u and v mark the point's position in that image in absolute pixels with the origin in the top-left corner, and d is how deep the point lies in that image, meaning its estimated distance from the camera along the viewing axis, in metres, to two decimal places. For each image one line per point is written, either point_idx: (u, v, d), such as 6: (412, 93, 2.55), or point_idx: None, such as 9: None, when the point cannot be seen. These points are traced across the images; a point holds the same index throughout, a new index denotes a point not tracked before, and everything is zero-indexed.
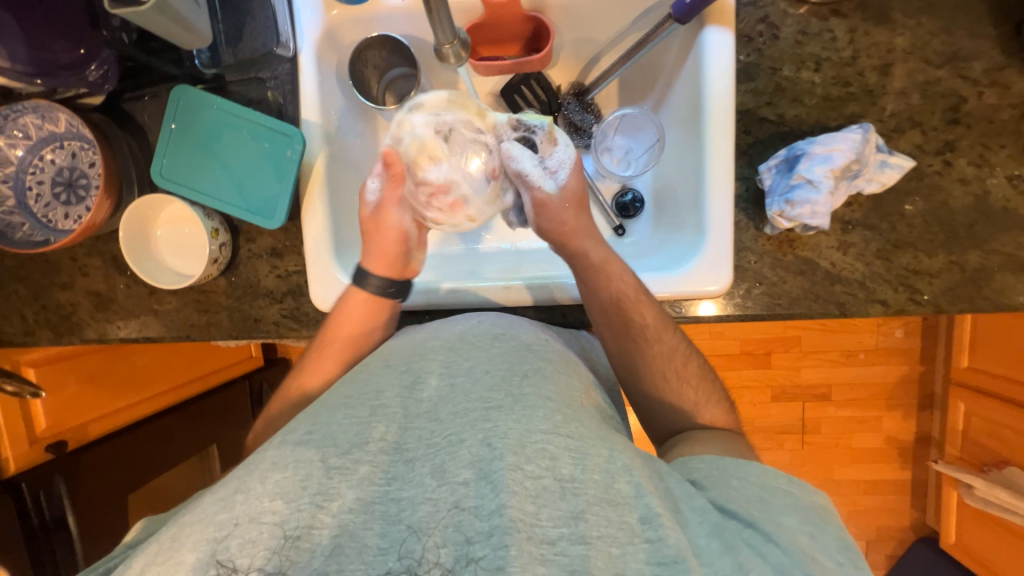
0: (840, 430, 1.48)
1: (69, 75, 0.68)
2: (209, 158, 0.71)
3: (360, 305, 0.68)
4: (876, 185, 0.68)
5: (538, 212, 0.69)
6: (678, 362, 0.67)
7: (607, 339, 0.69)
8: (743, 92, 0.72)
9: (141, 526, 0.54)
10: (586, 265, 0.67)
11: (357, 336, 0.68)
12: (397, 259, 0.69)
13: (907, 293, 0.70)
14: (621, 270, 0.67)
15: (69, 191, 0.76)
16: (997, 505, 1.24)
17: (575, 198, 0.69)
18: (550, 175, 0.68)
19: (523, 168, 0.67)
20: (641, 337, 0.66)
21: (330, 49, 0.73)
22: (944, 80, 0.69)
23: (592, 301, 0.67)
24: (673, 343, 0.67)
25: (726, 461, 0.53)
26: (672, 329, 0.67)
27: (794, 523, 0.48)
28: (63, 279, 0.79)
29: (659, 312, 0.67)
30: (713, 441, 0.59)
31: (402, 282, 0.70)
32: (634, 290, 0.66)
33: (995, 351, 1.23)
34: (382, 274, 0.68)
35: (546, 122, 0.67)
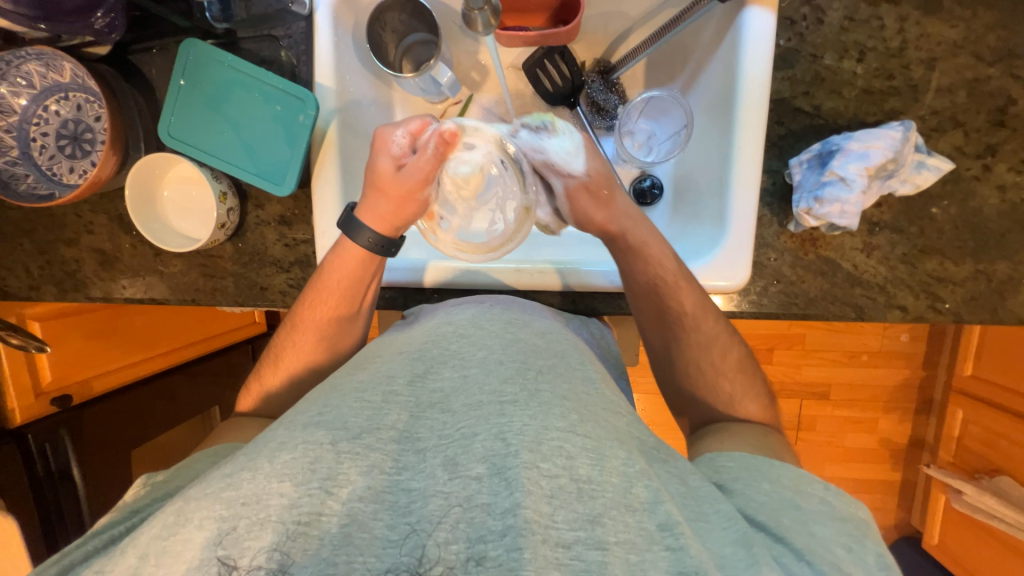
0: (836, 429, 1.49)
1: (74, 21, 0.64)
2: (218, 118, 0.69)
3: (347, 262, 0.66)
4: (910, 186, 0.65)
5: (571, 204, 0.67)
6: (717, 353, 0.66)
7: (647, 326, 0.68)
8: (779, 80, 0.68)
9: (144, 489, 0.55)
10: (624, 248, 0.65)
11: (347, 290, 0.66)
12: (397, 220, 0.66)
13: (928, 300, 0.68)
14: (661, 251, 0.65)
15: (74, 144, 0.73)
16: (985, 512, 1.26)
17: (604, 179, 0.66)
18: (576, 154, 0.65)
19: (549, 157, 0.66)
20: (682, 324, 0.66)
21: (348, 9, 0.70)
22: (994, 79, 0.66)
23: (631, 285, 0.66)
24: (714, 331, 0.66)
25: (755, 461, 0.54)
26: (713, 315, 0.66)
27: (830, 534, 0.48)
28: (68, 235, 0.78)
29: (700, 298, 0.65)
30: (745, 436, 0.59)
31: (393, 236, 0.67)
32: (672, 274, 0.64)
33: (1001, 362, 1.22)
34: (378, 229, 0.65)
35: (548, 119, 0.66)
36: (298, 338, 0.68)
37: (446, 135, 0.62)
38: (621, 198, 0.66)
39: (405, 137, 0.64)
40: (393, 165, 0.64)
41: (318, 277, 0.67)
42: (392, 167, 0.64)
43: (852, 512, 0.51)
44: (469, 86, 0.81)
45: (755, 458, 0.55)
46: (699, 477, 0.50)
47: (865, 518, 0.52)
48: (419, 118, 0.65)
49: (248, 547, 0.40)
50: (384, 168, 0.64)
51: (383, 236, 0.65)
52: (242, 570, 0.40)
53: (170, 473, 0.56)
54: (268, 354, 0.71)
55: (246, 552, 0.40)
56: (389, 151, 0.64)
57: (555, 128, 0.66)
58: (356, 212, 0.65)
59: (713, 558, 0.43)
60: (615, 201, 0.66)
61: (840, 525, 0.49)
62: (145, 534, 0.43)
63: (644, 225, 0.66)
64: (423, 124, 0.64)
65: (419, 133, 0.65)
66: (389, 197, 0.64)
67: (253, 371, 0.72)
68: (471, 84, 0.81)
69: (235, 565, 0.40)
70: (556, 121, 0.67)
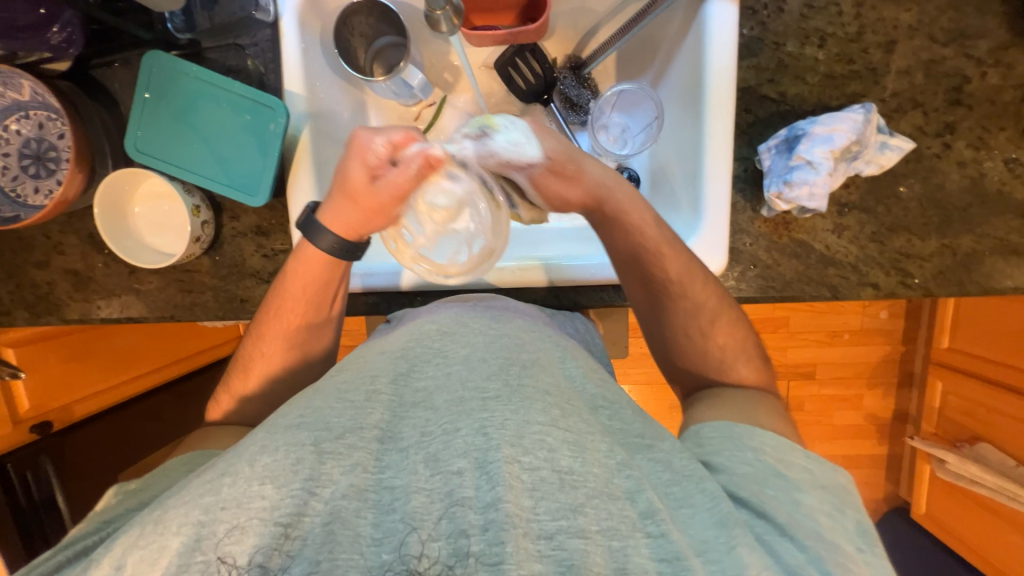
0: (822, 407, 1.53)
1: (30, 38, 0.65)
2: (187, 130, 0.68)
3: (311, 263, 0.65)
4: (874, 167, 0.67)
5: (538, 188, 0.64)
6: (706, 318, 0.67)
7: (636, 296, 0.69)
8: (745, 68, 0.70)
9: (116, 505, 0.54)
10: (604, 216, 0.65)
11: (313, 293, 0.66)
12: (364, 229, 0.63)
13: (899, 277, 0.70)
14: (641, 214, 0.64)
15: (37, 164, 0.72)
16: (966, 478, 1.30)
17: (566, 156, 0.63)
18: (526, 141, 0.62)
19: (501, 157, 0.61)
20: (668, 290, 0.66)
21: (313, 14, 0.69)
22: (949, 59, 0.68)
23: (614, 252, 0.66)
24: (702, 299, 0.66)
25: (737, 430, 0.55)
26: (701, 278, 0.65)
27: (807, 503, 0.49)
28: (37, 257, 0.76)
29: (686, 263, 0.64)
30: (735, 405, 0.60)
31: (359, 240, 0.65)
32: (655, 240, 0.64)
33: (975, 332, 1.26)
34: (342, 234, 0.63)
35: (480, 118, 0.61)
36: (263, 338, 0.68)
37: (432, 157, 0.58)
38: (588, 167, 0.64)
39: (386, 147, 0.60)
40: (367, 175, 0.60)
41: (281, 281, 0.66)
42: (367, 177, 0.60)
43: (835, 484, 0.52)
44: (443, 88, 0.81)
45: (736, 426, 0.55)
46: (685, 457, 0.51)
47: (845, 485, 0.53)
48: (403, 128, 0.60)
49: (234, 551, 0.40)
50: (358, 177, 0.60)
51: (347, 242, 0.63)
52: (240, 567, 0.40)
53: (144, 480, 0.56)
54: (235, 362, 0.70)
55: (232, 553, 0.40)
56: (366, 158, 0.60)
57: (494, 129, 0.61)
58: (318, 214, 0.63)
59: (692, 547, 0.44)
60: (584, 173, 0.64)
61: (818, 494, 0.51)
62: (120, 545, 0.42)
63: (620, 186, 0.65)
64: (407, 133, 0.60)
65: (402, 145, 0.60)
66: (359, 206, 0.61)
67: (221, 382, 0.70)
68: (444, 85, 0.81)
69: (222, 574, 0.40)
70: (490, 118, 0.62)
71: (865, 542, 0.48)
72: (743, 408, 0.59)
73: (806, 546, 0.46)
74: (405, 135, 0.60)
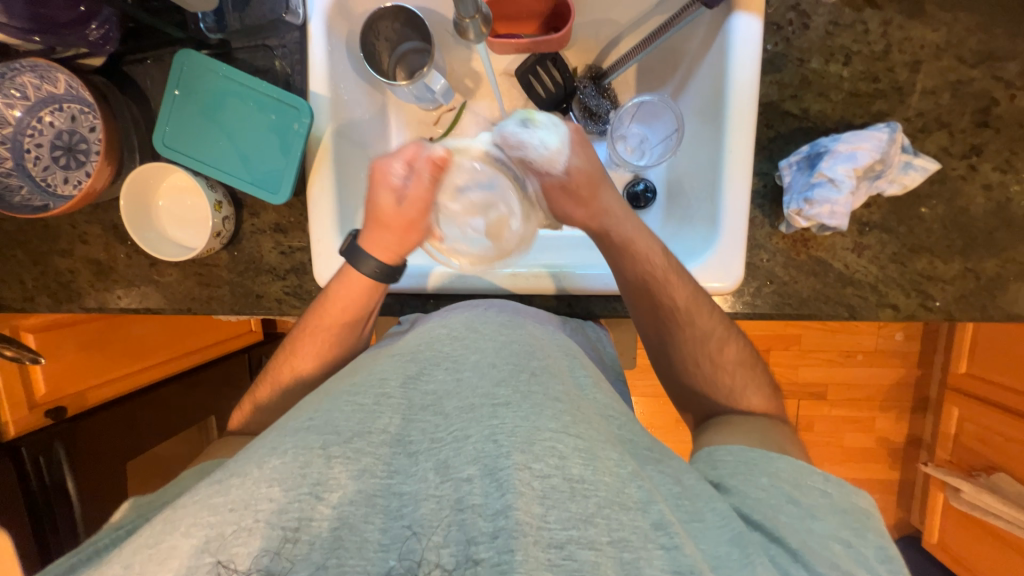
0: (833, 429, 1.50)
1: (68, 34, 0.65)
2: (213, 128, 0.69)
3: (351, 283, 0.66)
4: (897, 187, 0.66)
5: (550, 200, 0.67)
6: (713, 346, 0.66)
7: (641, 319, 0.68)
8: (767, 84, 0.69)
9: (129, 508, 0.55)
10: (612, 244, 0.66)
11: (351, 313, 0.67)
12: (402, 250, 0.67)
13: (919, 299, 0.69)
14: (648, 245, 0.65)
15: (68, 155, 0.74)
16: (983, 509, 1.26)
17: (587, 179, 0.64)
18: (561, 150, 0.63)
19: (528, 153, 0.63)
20: (676, 319, 0.66)
21: (341, 19, 0.70)
22: (977, 80, 0.67)
23: (620, 280, 0.66)
24: (709, 326, 0.65)
25: (753, 456, 0.54)
26: (708, 308, 0.65)
27: (816, 531, 0.48)
28: (62, 245, 0.78)
29: (693, 292, 0.64)
30: (747, 431, 0.59)
31: (399, 265, 0.67)
32: (662, 269, 0.64)
33: (996, 359, 1.23)
34: (383, 259, 0.66)
35: (522, 114, 0.64)
36: (300, 346, 0.68)
37: (438, 159, 0.64)
38: (604, 194, 0.65)
39: (402, 167, 0.64)
40: (393, 202, 0.64)
41: (319, 300, 0.68)
42: (393, 202, 0.64)
43: (847, 502, 0.51)
44: (462, 93, 0.82)
45: (750, 451, 0.55)
46: (695, 476, 0.50)
47: (850, 509, 0.52)
48: (414, 144, 0.64)
49: (237, 554, 0.40)
50: (385, 203, 0.64)
51: (387, 265, 0.66)
52: (241, 571, 0.40)
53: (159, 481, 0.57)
54: (264, 371, 0.71)
55: (237, 555, 0.40)
56: (388, 184, 0.64)
57: (535, 124, 0.63)
58: (358, 241, 0.66)
59: (706, 559, 0.43)
60: (598, 197, 0.65)
61: (838, 520, 0.50)
62: (131, 544, 0.43)
63: (631, 218, 0.66)
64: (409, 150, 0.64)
65: (414, 159, 0.64)
66: (392, 229, 0.65)
67: (249, 388, 0.72)
68: (465, 91, 0.81)
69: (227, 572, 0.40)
70: (534, 113, 0.64)
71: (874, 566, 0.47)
72: (755, 434, 0.58)
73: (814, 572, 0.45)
74: (412, 148, 0.64)
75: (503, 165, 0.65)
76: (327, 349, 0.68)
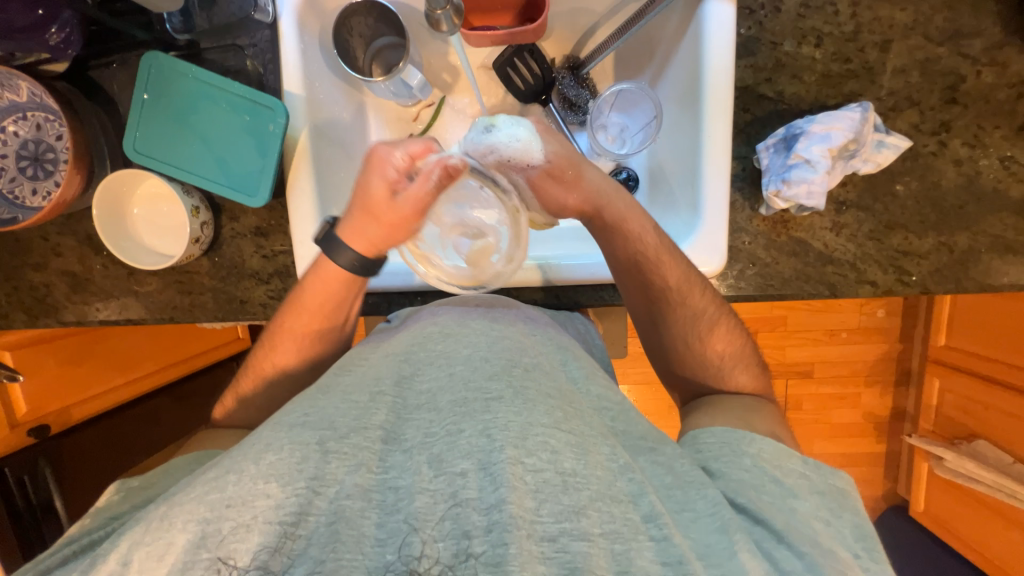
0: (821, 406, 1.53)
1: (26, 39, 0.63)
2: (187, 132, 0.67)
3: (329, 279, 0.65)
4: (872, 165, 0.68)
5: (536, 194, 0.66)
6: (704, 325, 0.67)
7: (630, 297, 0.69)
8: (743, 68, 0.70)
9: (115, 491, 0.55)
10: (602, 223, 0.66)
11: (329, 309, 0.66)
12: (384, 245, 0.64)
13: (896, 275, 0.71)
14: (640, 224, 0.65)
15: (36, 165, 0.71)
16: (964, 475, 1.31)
17: (568, 161, 0.64)
18: (531, 140, 0.63)
19: (501, 153, 0.63)
20: (668, 297, 0.66)
21: (313, 15, 0.69)
22: (944, 58, 0.68)
23: (612, 260, 0.67)
24: (700, 304, 0.66)
25: (734, 436, 0.55)
26: (702, 288, 0.66)
27: (802, 507, 0.50)
28: (35, 259, 0.75)
29: (686, 271, 0.65)
30: (735, 413, 0.60)
31: (379, 258, 0.65)
32: (654, 248, 0.64)
33: (973, 331, 1.26)
34: (362, 251, 0.63)
35: (482, 118, 0.62)
36: (278, 341, 0.67)
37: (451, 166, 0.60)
38: (588, 175, 0.65)
39: (404, 159, 0.60)
40: (387, 191, 0.61)
41: (295, 296, 0.66)
42: (386, 192, 0.61)
43: (833, 487, 0.53)
44: (441, 88, 0.81)
45: (736, 432, 0.56)
46: (687, 461, 0.51)
47: (836, 486, 0.53)
48: (423, 141, 0.61)
49: (237, 549, 0.40)
50: (378, 191, 0.61)
51: (366, 259, 0.64)
52: (241, 568, 0.40)
53: (146, 478, 0.56)
54: (242, 367, 0.70)
55: (236, 551, 0.40)
56: (385, 174, 0.61)
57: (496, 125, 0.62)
58: (338, 230, 0.64)
59: (696, 552, 0.44)
60: (583, 179, 0.65)
61: (820, 496, 0.51)
62: (126, 540, 0.42)
63: (620, 196, 0.66)
64: (412, 145, 0.61)
65: (419, 156, 0.61)
66: (380, 222, 0.62)
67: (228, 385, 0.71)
68: (443, 85, 0.81)
69: (232, 567, 0.40)
70: (494, 116, 0.63)
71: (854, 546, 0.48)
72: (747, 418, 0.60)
73: (804, 551, 0.46)
74: (421, 145, 0.61)
75: (483, 172, 0.62)
76: (306, 347, 0.68)
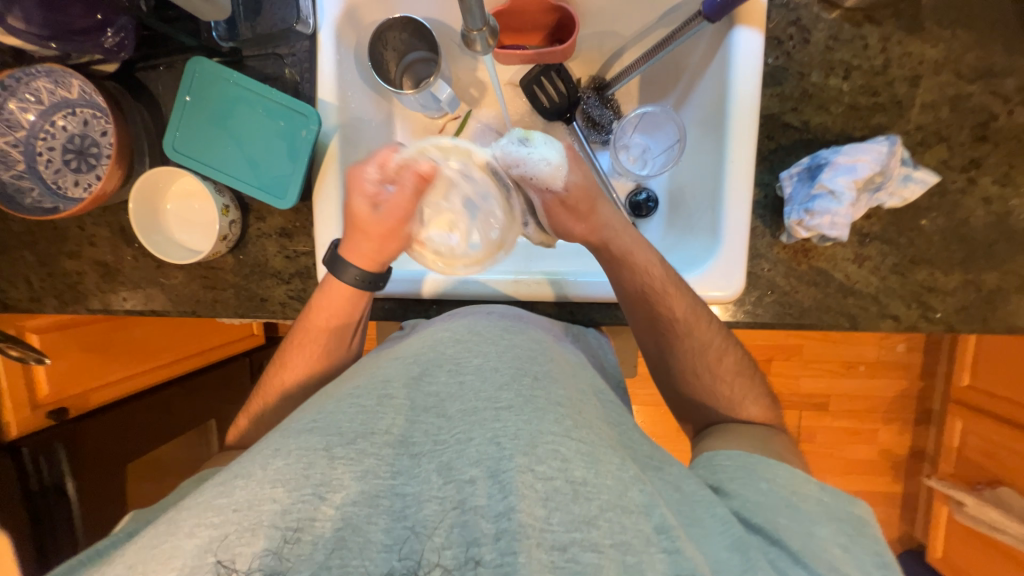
0: (835, 440, 1.49)
1: (83, 40, 0.66)
2: (223, 135, 0.70)
3: (335, 292, 0.68)
4: (898, 199, 0.67)
5: (550, 216, 0.67)
6: (711, 355, 0.67)
7: (640, 331, 0.69)
8: (769, 96, 0.70)
9: (128, 520, 0.55)
10: (611, 257, 0.66)
11: (336, 322, 0.69)
12: (381, 257, 0.67)
13: (920, 310, 0.69)
14: (647, 257, 0.65)
15: (80, 159, 0.75)
16: (986, 523, 1.25)
17: (584, 194, 0.64)
18: (559, 167, 0.62)
19: (527, 169, 0.63)
20: (674, 329, 0.66)
21: (350, 29, 0.72)
22: (975, 95, 0.68)
23: (621, 293, 0.67)
24: (707, 337, 0.66)
25: (753, 461, 0.55)
26: (706, 320, 0.66)
27: (827, 532, 0.48)
28: (70, 247, 0.78)
29: (692, 306, 0.65)
30: (742, 437, 0.61)
31: (381, 270, 0.68)
32: (660, 281, 0.64)
33: (998, 372, 1.22)
34: (364, 266, 0.67)
35: (519, 131, 0.62)
36: (304, 334, 0.70)
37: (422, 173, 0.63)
38: (602, 209, 0.66)
39: (377, 172, 0.64)
40: (368, 206, 0.64)
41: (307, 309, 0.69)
42: (368, 207, 0.64)
43: (857, 521, 0.51)
44: (468, 101, 0.83)
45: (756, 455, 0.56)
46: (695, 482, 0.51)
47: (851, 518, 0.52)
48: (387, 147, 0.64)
49: (240, 554, 0.40)
50: (361, 208, 0.64)
51: (369, 273, 0.67)
52: (243, 572, 0.40)
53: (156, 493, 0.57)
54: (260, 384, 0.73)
55: (240, 556, 0.40)
56: (366, 190, 0.64)
57: (532, 143, 0.62)
58: (340, 249, 0.67)
59: (706, 561, 0.43)
60: (596, 211, 0.65)
61: (848, 534, 0.49)
62: (139, 542, 0.43)
63: (627, 230, 0.67)
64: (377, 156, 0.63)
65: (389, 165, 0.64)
66: (369, 236, 0.65)
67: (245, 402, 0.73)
68: (470, 99, 0.83)
69: (233, 569, 0.40)
70: (530, 131, 0.63)
71: (878, 567, 0.47)
72: (753, 439, 0.60)
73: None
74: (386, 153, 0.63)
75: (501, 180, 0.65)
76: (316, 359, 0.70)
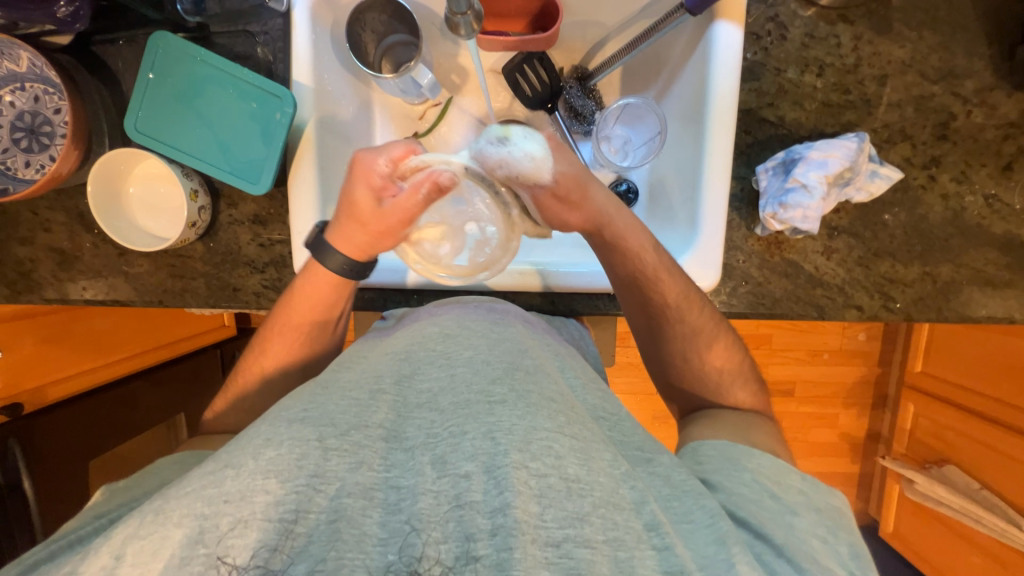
0: (801, 425, 1.56)
1: (34, 10, 0.61)
2: (190, 115, 0.67)
3: (321, 280, 0.66)
4: (865, 194, 0.70)
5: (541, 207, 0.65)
6: (703, 341, 0.69)
7: (632, 313, 0.70)
8: (747, 91, 0.72)
9: (100, 496, 0.54)
10: (602, 241, 0.67)
11: (321, 309, 0.67)
12: (373, 250, 0.65)
13: (882, 301, 0.73)
14: (639, 242, 0.66)
15: (30, 137, 0.70)
16: (934, 499, 1.35)
17: (575, 183, 0.63)
18: (545, 161, 0.62)
19: (512, 168, 0.61)
20: (666, 314, 0.67)
21: (326, 8, 0.69)
22: (937, 95, 0.71)
23: (612, 276, 0.68)
24: (698, 321, 0.67)
25: (733, 451, 0.57)
26: (699, 304, 0.67)
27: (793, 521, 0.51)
28: (22, 233, 0.74)
29: (683, 289, 0.66)
30: (725, 427, 0.62)
31: (368, 261, 0.66)
32: (653, 266, 0.65)
33: (948, 360, 1.31)
34: (349, 254, 0.64)
35: (499, 127, 0.61)
36: (288, 319, 0.68)
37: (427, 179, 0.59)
38: (593, 194, 0.65)
39: (388, 165, 0.61)
40: (370, 199, 0.61)
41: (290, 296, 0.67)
42: (371, 199, 0.61)
43: (822, 502, 0.54)
44: (449, 88, 0.81)
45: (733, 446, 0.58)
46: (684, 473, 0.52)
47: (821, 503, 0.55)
48: (405, 144, 0.61)
49: (234, 547, 0.39)
50: (362, 199, 0.61)
51: (357, 262, 0.65)
52: (240, 567, 0.39)
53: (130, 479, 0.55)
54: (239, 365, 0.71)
55: (232, 550, 0.39)
56: (370, 181, 0.61)
57: (512, 139, 0.61)
58: (327, 235, 0.64)
59: (693, 560, 0.44)
60: (588, 198, 0.65)
61: (815, 516, 0.52)
62: (121, 532, 0.41)
63: (621, 214, 0.66)
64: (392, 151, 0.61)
65: (402, 160, 0.61)
66: (366, 229, 0.63)
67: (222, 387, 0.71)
68: (451, 86, 0.81)
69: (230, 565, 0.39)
70: (509, 128, 0.61)
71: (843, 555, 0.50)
72: (737, 428, 0.62)
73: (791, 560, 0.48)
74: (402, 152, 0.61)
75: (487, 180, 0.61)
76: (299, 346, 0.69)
